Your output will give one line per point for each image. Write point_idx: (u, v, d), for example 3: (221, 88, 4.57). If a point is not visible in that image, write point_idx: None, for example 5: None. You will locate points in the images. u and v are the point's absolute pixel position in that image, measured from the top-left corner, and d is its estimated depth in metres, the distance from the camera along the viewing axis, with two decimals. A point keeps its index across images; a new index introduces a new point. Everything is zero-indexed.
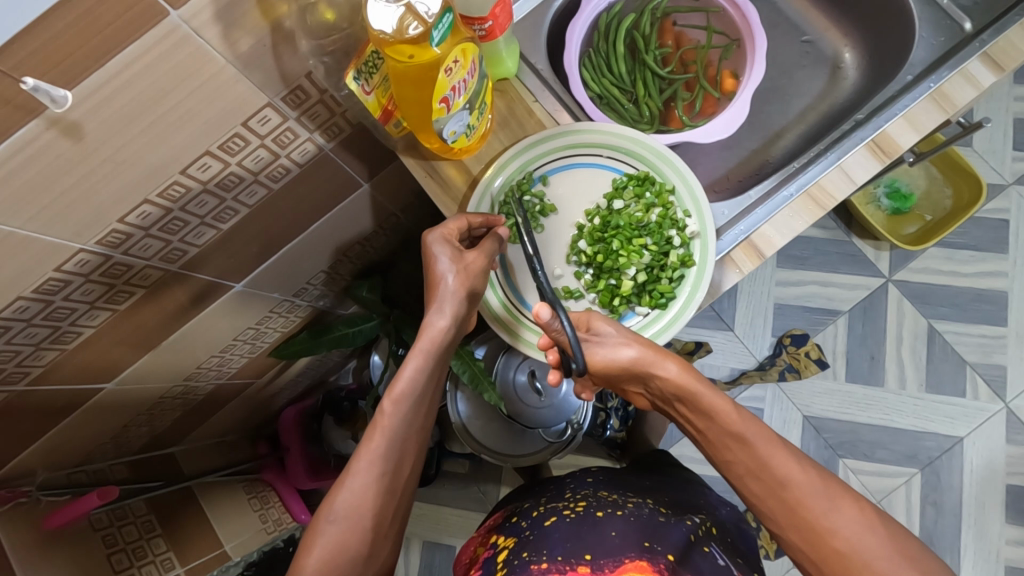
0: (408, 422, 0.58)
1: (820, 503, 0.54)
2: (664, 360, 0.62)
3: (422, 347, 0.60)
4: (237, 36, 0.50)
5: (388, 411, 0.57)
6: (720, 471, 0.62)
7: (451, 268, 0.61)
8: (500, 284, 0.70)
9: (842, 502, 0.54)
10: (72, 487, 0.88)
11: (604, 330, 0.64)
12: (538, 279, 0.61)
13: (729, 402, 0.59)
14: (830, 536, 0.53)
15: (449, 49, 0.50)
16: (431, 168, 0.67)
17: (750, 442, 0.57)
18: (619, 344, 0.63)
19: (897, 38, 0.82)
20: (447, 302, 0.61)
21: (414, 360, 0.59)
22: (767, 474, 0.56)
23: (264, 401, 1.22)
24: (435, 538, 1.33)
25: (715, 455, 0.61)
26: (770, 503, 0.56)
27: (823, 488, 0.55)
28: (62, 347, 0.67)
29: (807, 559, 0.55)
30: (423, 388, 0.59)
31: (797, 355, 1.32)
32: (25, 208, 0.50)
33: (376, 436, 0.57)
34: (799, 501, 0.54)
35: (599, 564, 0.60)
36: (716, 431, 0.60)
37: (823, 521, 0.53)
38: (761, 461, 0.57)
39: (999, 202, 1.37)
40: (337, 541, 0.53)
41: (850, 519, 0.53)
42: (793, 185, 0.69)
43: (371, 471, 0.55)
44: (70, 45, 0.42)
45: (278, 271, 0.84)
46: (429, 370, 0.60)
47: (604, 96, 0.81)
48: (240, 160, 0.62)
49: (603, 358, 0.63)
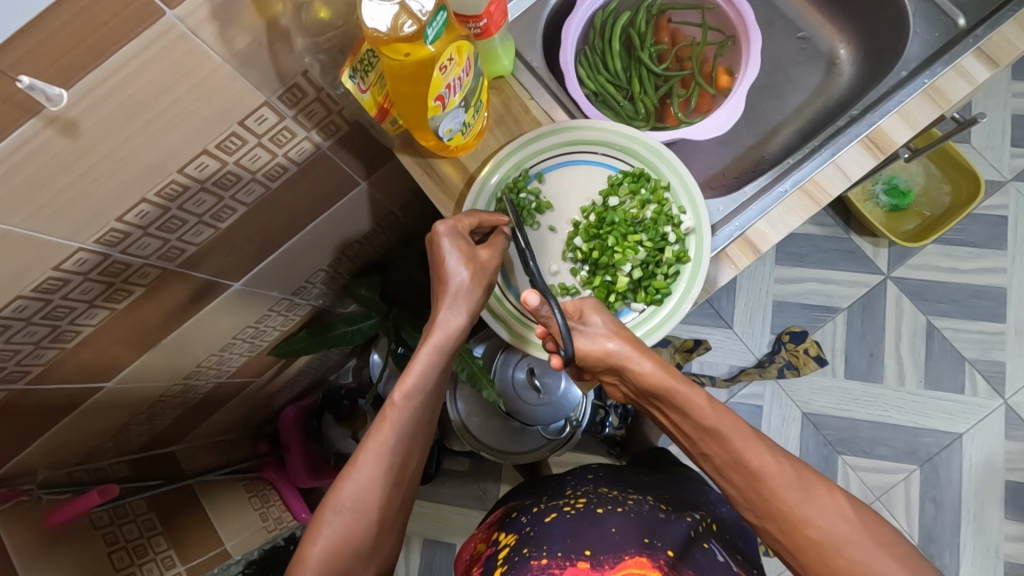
0: (417, 418, 0.58)
1: (794, 493, 0.54)
2: (641, 357, 0.61)
3: (435, 342, 0.60)
4: (233, 34, 0.50)
5: (398, 405, 0.57)
6: (699, 462, 0.63)
7: (464, 265, 0.61)
8: (505, 295, 0.70)
9: (816, 491, 0.54)
10: (73, 485, 0.88)
11: (592, 320, 0.63)
12: (532, 272, 0.63)
13: (705, 398, 0.59)
14: (806, 526, 0.53)
15: (444, 46, 0.50)
16: (428, 165, 0.68)
17: (726, 437, 0.57)
18: (600, 336, 0.62)
19: (893, 34, 0.82)
20: (462, 298, 0.61)
21: (426, 356, 0.59)
22: (742, 466, 0.56)
23: (265, 400, 1.22)
24: (436, 536, 1.33)
25: (692, 447, 0.62)
26: (747, 494, 0.57)
27: (796, 478, 0.55)
28: (62, 345, 0.67)
29: (785, 548, 0.56)
30: (433, 384, 0.59)
31: (796, 351, 1.32)
32: (24, 206, 0.50)
33: (385, 429, 0.57)
34: (772, 491, 0.55)
35: (599, 560, 0.61)
36: (691, 425, 0.60)
37: (797, 511, 0.54)
38: (736, 454, 0.57)
39: (997, 198, 1.37)
40: (343, 532, 0.54)
41: (823, 507, 0.53)
42: (787, 181, 0.70)
43: (378, 464, 0.56)
44: (68, 43, 0.42)
45: (278, 269, 0.85)
46: (440, 365, 0.60)
47: (600, 93, 0.82)
48: (237, 159, 0.62)
49: (584, 347, 0.62)
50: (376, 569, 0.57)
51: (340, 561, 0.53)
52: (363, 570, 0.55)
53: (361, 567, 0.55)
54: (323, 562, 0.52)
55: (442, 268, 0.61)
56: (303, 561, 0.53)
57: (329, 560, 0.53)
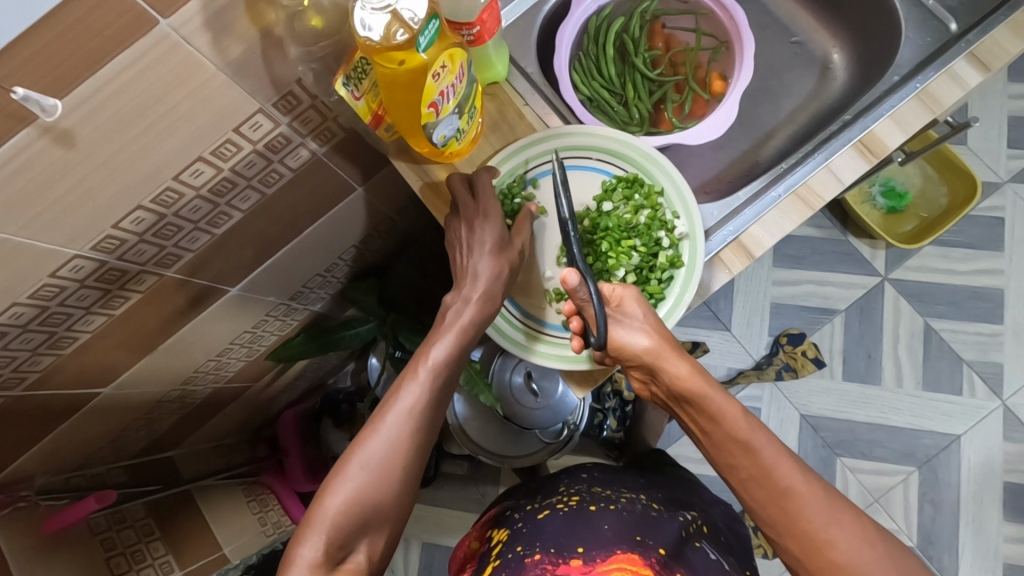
0: (444, 385, 0.58)
1: (821, 516, 0.55)
2: (678, 359, 0.61)
3: (465, 314, 0.60)
4: (227, 42, 0.50)
5: (427, 369, 0.58)
6: (721, 474, 0.62)
7: (494, 244, 0.63)
8: (510, 313, 0.70)
9: (844, 517, 0.55)
10: (71, 491, 0.89)
11: (633, 312, 0.64)
12: (573, 252, 0.62)
13: (739, 409, 0.59)
14: (830, 550, 0.54)
15: (436, 54, 0.50)
16: (423, 171, 0.68)
17: (756, 450, 0.58)
18: (640, 329, 0.63)
19: (885, 38, 0.82)
20: (487, 276, 0.62)
21: (456, 325, 0.60)
22: (770, 482, 0.57)
23: (263, 404, 1.22)
24: (434, 540, 1.33)
25: (717, 458, 0.61)
26: (770, 510, 0.57)
27: (825, 502, 0.56)
28: (59, 352, 0.67)
29: (802, 567, 0.56)
30: (461, 354, 0.60)
31: (794, 354, 1.33)
32: (20, 214, 0.50)
33: (413, 391, 0.57)
34: (800, 511, 0.55)
35: (592, 556, 0.61)
36: (721, 434, 0.60)
37: (823, 534, 0.54)
38: (766, 470, 0.57)
39: (994, 200, 1.37)
40: (366, 487, 0.53)
41: (849, 533, 0.54)
42: (780, 185, 0.70)
43: (405, 425, 0.56)
44: (62, 53, 0.42)
45: (275, 274, 0.85)
46: (468, 337, 0.60)
47: (594, 99, 0.82)
48: (233, 166, 0.62)
49: (621, 339, 0.62)
50: (395, 534, 0.56)
51: (359, 518, 0.53)
52: (379, 532, 0.54)
53: (380, 528, 0.54)
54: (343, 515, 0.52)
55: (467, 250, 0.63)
56: (323, 512, 0.52)
57: (348, 516, 0.52)
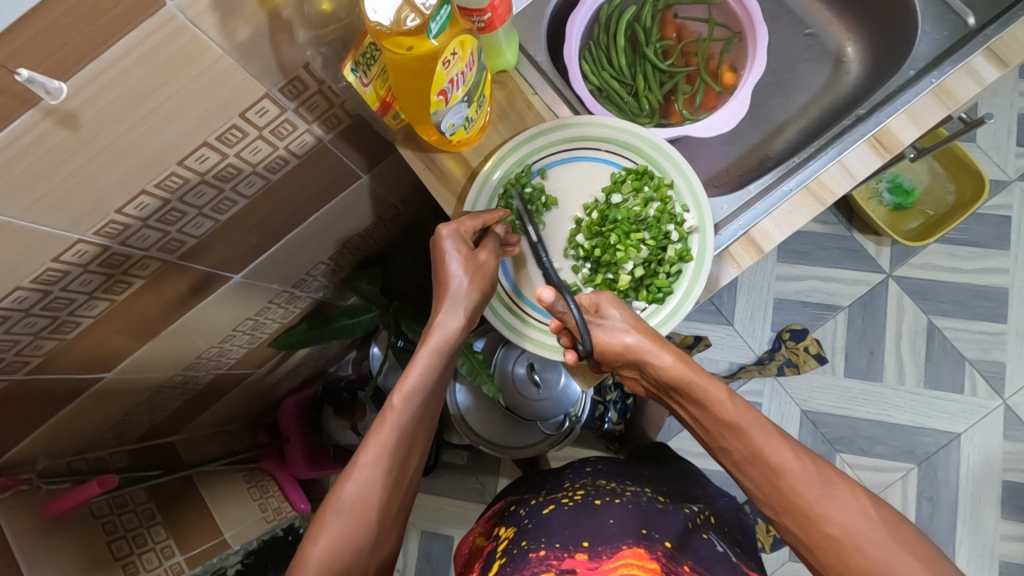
0: (417, 419, 0.58)
1: (812, 490, 0.54)
2: (660, 350, 0.62)
3: (433, 344, 0.60)
4: (234, 26, 0.49)
5: (397, 406, 0.57)
6: (716, 458, 0.63)
7: (465, 267, 0.61)
8: (501, 284, 0.70)
9: (837, 489, 0.54)
10: (72, 475, 0.87)
11: (609, 314, 0.64)
12: (544, 266, 0.66)
13: (725, 390, 0.59)
14: (824, 522, 0.53)
15: (447, 41, 0.50)
16: (430, 160, 0.67)
17: (744, 431, 0.58)
18: (619, 330, 0.63)
19: (904, 31, 0.81)
20: (460, 301, 0.61)
21: (425, 356, 0.59)
22: (760, 460, 0.57)
23: (265, 390, 1.22)
24: (434, 529, 1.34)
25: (710, 441, 0.62)
26: (764, 488, 0.57)
27: (817, 475, 0.54)
28: (62, 336, 0.67)
29: (803, 544, 0.55)
30: (433, 385, 0.59)
31: (796, 350, 1.32)
32: (23, 198, 0.50)
33: (384, 429, 0.56)
34: (791, 488, 0.55)
35: (597, 552, 0.61)
36: (710, 418, 0.60)
37: (816, 507, 0.53)
38: (754, 450, 0.57)
39: (1001, 198, 1.36)
40: (342, 533, 0.53)
41: (843, 505, 0.53)
42: (792, 180, 0.69)
43: (378, 465, 0.55)
44: (68, 34, 0.41)
45: (278, 262, 0.85)
46: (441, 366, 0.60)
47: (604, 89, 0.81)
48: (238, 152, 0.62)
49: (606, 341, 0.63)
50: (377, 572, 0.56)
51: (339, 566, 0.52)
52: (364, 573, 0.54)
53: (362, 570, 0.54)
54: (322, 565, 0.51)
55: (441, 270, 0.62)
56: (303, 564, 0.51)
57: (330, 562, 0.52)
